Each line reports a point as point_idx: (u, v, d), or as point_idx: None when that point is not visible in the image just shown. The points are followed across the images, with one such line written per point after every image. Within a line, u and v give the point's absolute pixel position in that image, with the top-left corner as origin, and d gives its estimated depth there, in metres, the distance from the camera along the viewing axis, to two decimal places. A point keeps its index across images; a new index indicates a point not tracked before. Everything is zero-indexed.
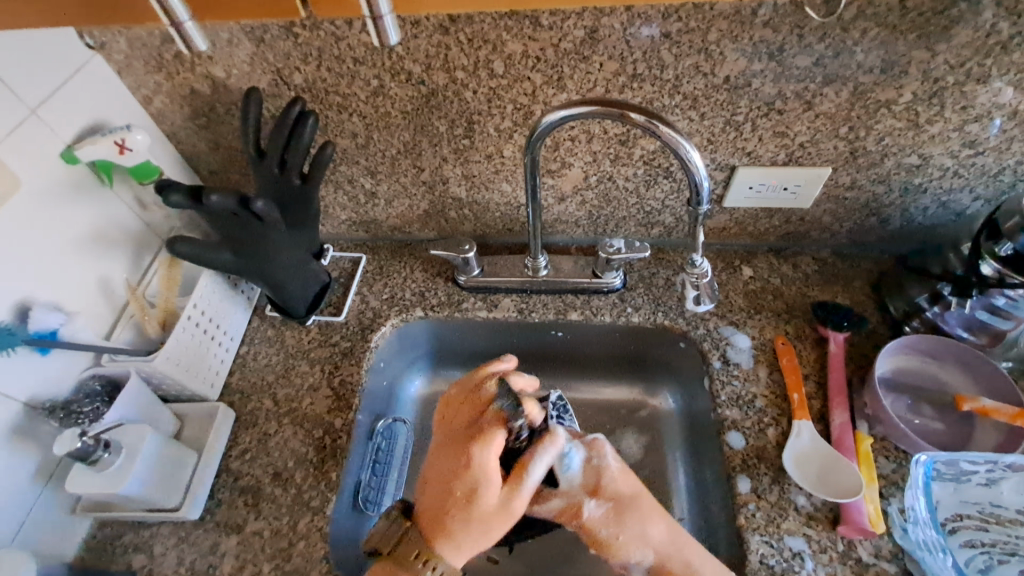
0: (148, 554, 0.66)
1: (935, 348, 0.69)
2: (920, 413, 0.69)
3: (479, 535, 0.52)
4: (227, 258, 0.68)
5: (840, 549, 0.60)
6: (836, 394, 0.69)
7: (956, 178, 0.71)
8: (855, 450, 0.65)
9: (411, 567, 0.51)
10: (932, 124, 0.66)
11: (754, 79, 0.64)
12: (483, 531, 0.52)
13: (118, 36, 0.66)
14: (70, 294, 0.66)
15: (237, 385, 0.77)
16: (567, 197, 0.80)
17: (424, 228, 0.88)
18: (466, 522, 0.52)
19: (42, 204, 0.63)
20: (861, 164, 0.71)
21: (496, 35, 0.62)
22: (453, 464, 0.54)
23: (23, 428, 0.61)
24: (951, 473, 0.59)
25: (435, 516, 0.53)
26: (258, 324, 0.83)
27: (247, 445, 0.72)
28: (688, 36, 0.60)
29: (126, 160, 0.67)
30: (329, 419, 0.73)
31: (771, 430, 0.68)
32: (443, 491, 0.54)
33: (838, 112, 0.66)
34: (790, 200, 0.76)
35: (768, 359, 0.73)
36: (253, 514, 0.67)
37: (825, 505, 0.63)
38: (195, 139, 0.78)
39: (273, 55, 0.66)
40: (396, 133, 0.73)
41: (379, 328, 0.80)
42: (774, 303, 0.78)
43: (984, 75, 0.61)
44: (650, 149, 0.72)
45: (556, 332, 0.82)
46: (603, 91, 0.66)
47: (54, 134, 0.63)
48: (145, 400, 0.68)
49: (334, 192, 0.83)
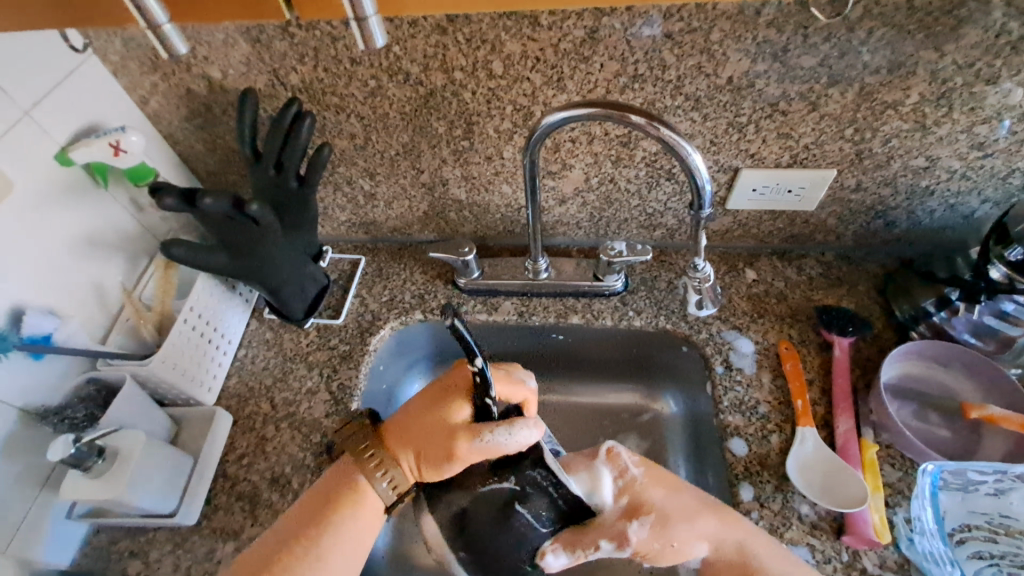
0: (143, 560, 0.65)
1: (942, 354, 0.68)
2: (926, 419, 0.68)
3: (421, 445, 0.56)
4: (221, 259, 0.67)
5: (845, 560, 0.59)
6: (841, 400, 0.68)
7: (964, 180, 0.70)
8: (860, 458, 0.64)
9: (366, 473, 0.57)
10: (940, 126, 0.65)
11: (758, 80, 0.62)
12: (428, 445, 0.55)
13: (113, 37, 0.66)
14: (65, 299, 0.66)
15: (235, 388, 0.77)
16: (567, 199, 0.78)
17: (423, 229, 0.87)
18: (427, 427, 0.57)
19: (37, 208, 0.62)
20: (867, 166, 0.70)
21: (495, 35, 0.61)
22: (442, 389, 0.58)
23: (17, 433, 0.61)
24: (957, 483, 0.58)
25: (401, 424, 0.58)
26: (255, 327, 0.82)
27: (244, 449, 0.72)
28: (690, 35, 0.59)
29: (122, 162, 0.67)
30: (327, 424, 0.72)
31: (775, 437, 0.67)
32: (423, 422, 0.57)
33: (843, 113, 0.65)
34: (794, 202, 0.75)
35: (772, 364, 0.72)
36: (249, 520, 0.67)
37: (830, 514, 0.62)
38: (192, 139, 0.77)
39: (269, 56, 0.65)
40: (394, 133, 0.72)
41: (378, 331, 0.79)
42: (778, 307, 0.76)
43: (993, 76, 0.60)
44: (652, 151, 0.71)
45: (557, 335, 0.81)
46: (604, 92, 0.65)
47: (48, 137, 0.62)
48: (142, 404, 0.67)
49: (333, 193, 0.82)
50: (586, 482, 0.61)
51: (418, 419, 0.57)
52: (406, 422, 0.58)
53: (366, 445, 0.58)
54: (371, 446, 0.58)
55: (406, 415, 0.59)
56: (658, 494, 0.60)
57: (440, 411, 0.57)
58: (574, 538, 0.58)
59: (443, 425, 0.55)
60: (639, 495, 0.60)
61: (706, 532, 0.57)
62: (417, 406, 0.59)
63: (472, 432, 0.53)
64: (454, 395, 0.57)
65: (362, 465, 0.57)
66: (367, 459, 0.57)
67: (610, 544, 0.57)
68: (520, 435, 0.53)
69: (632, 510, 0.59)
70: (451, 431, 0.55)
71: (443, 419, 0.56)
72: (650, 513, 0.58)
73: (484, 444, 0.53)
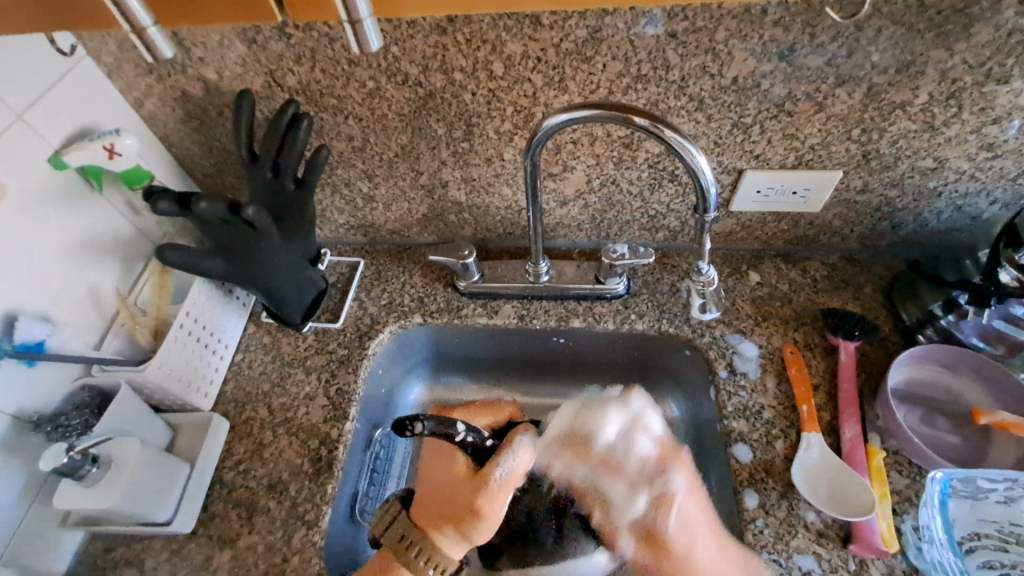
0: (139, 568, 0.64)
1: (951, 358, 0.67)
2: (933, 425, 0.67)
3: (452, 514, 0.57)
4: (218, 265, 0.66)
5: (852, 568, 0.58)
6: (847, 406, 0.66)
7: (973, 182, 0.69)
8: (866, 465, 0.63)
9: (412, 563, 0.55)
10: (949, 127, 0.63)
11: (763, 81, 0.61)
12: (461, 510, 0.57)
13: (106, 38, 0.64)
14: (59, 304, 0.65)
15: (232, 393, 0.76)
16: (569, 201, 0.77)
17: (423, 232, 0.86)
18: (452, 499, 0.58)
19: (30, 212, 0.61)
20: (874, 167, 0.69)
21: (495, 35, 0.60)
22: (442, 452, 0.61)
23: (10, 441, 0.60)
24: (966, 490, 0.57)
25: (422, 505, 0.59)
26: (253, 331, 0.81)
27: (241, 456, 0.71)
28: (694, 35, 0.58)
29: (117, 165, 0.66)
30: (325, 429, 0.71)
31: (780, 443, 0.66)
32: (443, 494, 0.59)
33: (851, 114, 0.63)
34: (799, 204, 0.74)
35: (776, 368, 0.71)
36: (247, 528, 0.66)
37: (836, 522, 0.61)
38: (188, 141, 0.76)
39: (266, 56, 0.64)
40: (393, 135, 0.71)
41: (377, 335, 0.78)
42: (782, 310, 0.75)
43: (1004, 76, 0.59)
44: (655, 152, 0.70)
45: (558, 339, 0.80)
46: (606, 93, 0.64)
47: (41, 139, 0.61)
48: (137, 410, 0.66)
49: (331, 195, 0.81)
50: (590, 426, 0.68)
51: (434, 488, 0.59)
52: (427, 500, 0.59)
53: (401, 531, 0.57)
54: (406, 530, 0.57)
55: (423, 496, 0.59)
56: (670, 513, 0.61)
57: (448, 472, 0.60)
58: (574, 457, 0.67)
59: (463, 487, 0.58)
60: (673, 459, 0.64)
61: (680, 528, 0.60)
62: (428, 479, 0.60)
63: (488, 472, 0.59)
64: (452, 456, 0.60)
65: (409, 560, 0.56)
66: (410, 550, 0.56)
67: (595, 473, 0.66)
68: (522, 457, 0.61)
69: (644, 473, 0.64)
70: (469, 485, 0.58)
71: (458, 479, 0.59)
72: (656, 507, 0.62)
73: (499, 479, 0.59)
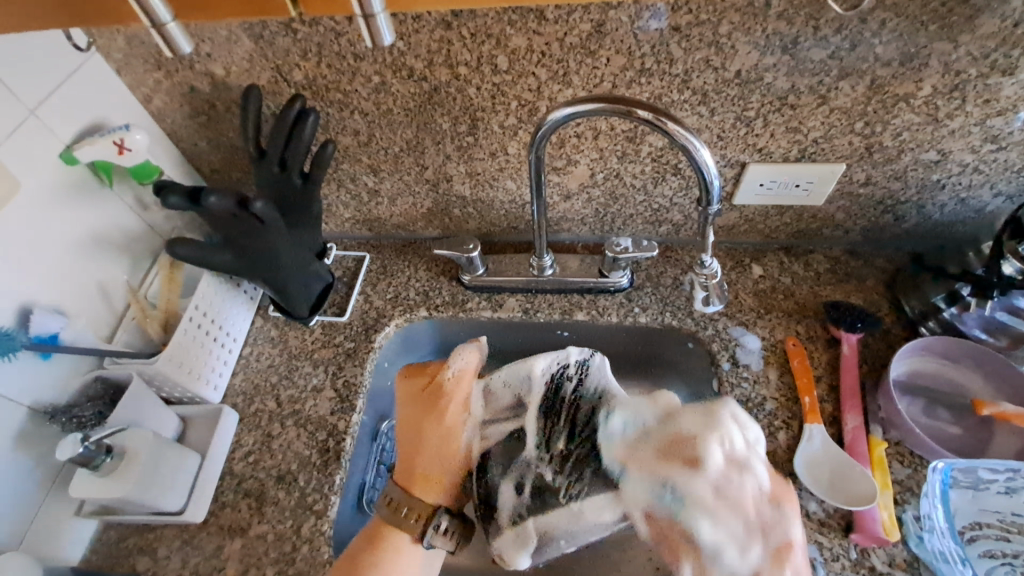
0: (152, 556, 0.65)
1: (953, 350, 0.67)
2: (936, 416, 0.67)
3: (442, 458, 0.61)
4: (227, 259, 0.67)
5: (853, 557, 0.59)
6: (850, 397, 0.67)
7: (976, 174, 0.69)
8: (868, 456, 0.63)
9: (405, 523, 0.58)
10: (953, 119, 0.64)
11: (767, 74, 0.61)
12: (445, 455, 0.62)
13: (116, 34, 0.65)
14: (70, 299, 0.66)
15: (240, 386, 0.77)
16: (572, 195, 0.78)
17: (427, 226, 0.87)
18: (420, 430, 0.62)
19: (42, 207, 0.62)
20: (877, 160, 0.69)
21: (500, 29, 0.60)
22: (407, 400, 0.64)
23: (26, 431, 0.62)
24: (968, 480, 0.57)
25: (407, 453, 0.62)
26: (260, 324, 0.82)
27: (250, 447, 0.72)
28: (698, 28, 0.58)
29: (126, 160, 0.67)
30: (333, 421, 0.72)
31: (781, 434, 0.66)
32: (413, 434, 0.62)
33: (854, 106, 0.64)
34: (802, 197, 0.74)
35: (779, 361, 0.71)
36: (257, 517, 0.67)
37: (838, 512, 0.61)
38: (196, 137, 0.77)
39: (273, 52, 0.65)
40: (398, 130, 0.72)
41: (383, 329, 0.79)
42: (785, 302, 0.76)
43: (1010, 67, 0.59)
44: (658, 146, 0.70)
45: (562, 332, 0.81)
46: (611, 87, 0.64)
47: (53, 136, 0.62)
48: (148, 402, 0.67)
49: (337, 190, 0.82)
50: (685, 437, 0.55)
51: (425, 445, 0.61)
52: (410, 458, 0.61)
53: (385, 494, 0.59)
54: (389, 490, 0.59)
55: (407, 450, 0.62)
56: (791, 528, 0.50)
57: (413, 408, 0.63)
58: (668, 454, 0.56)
59: (423, 413, 0.62)
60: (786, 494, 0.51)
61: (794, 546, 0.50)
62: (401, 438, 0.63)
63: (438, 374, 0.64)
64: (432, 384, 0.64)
65: (399, 520, 0.58)
66: (399, 511, 0.58)
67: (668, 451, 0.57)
68: (464, 360, 0.64)
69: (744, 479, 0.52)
70: (434, 421, 0.62)
71: (428, 422, 0.62)
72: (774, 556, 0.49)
73: (449, 378, 0.64)
